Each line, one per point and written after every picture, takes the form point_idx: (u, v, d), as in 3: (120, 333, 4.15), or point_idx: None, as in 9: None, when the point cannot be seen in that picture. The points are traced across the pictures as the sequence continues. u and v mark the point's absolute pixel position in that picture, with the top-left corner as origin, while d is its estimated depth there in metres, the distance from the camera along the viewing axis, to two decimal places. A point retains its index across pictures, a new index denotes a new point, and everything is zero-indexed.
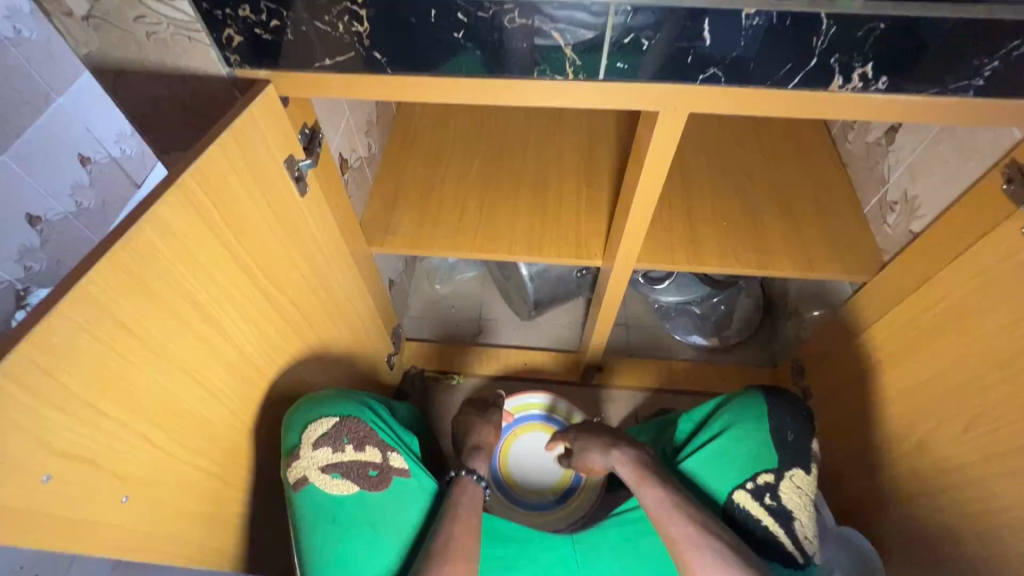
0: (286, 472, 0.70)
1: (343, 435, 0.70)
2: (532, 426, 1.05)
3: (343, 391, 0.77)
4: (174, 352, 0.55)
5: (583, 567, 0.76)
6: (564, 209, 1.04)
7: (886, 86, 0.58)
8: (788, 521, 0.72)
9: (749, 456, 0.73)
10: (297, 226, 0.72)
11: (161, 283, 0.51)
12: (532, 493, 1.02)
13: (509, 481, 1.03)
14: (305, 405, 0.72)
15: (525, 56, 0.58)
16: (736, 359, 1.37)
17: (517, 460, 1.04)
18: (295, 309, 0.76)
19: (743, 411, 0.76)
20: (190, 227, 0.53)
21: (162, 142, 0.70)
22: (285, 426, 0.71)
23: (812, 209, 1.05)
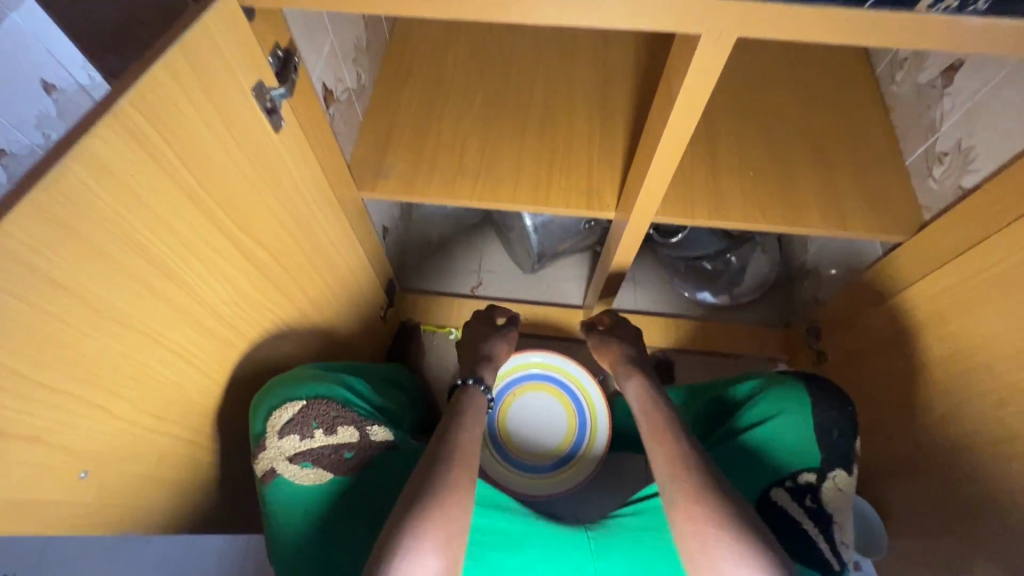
0: (254, 466, 0.66)
1: (310, 419, 0.65)
2: (533, 385, 1.00)
3: (311, 368, 0.72)
4: (127, 314, 0.48)
5: (598, 558, 0.67)
6: (575, 154, 0.93)
7: (987, 7, 0.47)
8: (829, 525, 0.70)
9: (787, 449, 0.73)
10: (272, 167, 0.63)
11: (105, 234, 0.43)
12: (531, 456, 0.97)
13: (507, 442, 0.98)
14: (268, 390, 0.68)
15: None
16: (747, 319, 1.31)
17: (516, 420, 0.99)
18: (274, 262, 0.68)
19: (780, 400, 0.77)
20: (135, 168, 0.44)
21: (108, 64, 0.59)
22: (251, 414, 0.67)
23: (849, 159, 0.95)
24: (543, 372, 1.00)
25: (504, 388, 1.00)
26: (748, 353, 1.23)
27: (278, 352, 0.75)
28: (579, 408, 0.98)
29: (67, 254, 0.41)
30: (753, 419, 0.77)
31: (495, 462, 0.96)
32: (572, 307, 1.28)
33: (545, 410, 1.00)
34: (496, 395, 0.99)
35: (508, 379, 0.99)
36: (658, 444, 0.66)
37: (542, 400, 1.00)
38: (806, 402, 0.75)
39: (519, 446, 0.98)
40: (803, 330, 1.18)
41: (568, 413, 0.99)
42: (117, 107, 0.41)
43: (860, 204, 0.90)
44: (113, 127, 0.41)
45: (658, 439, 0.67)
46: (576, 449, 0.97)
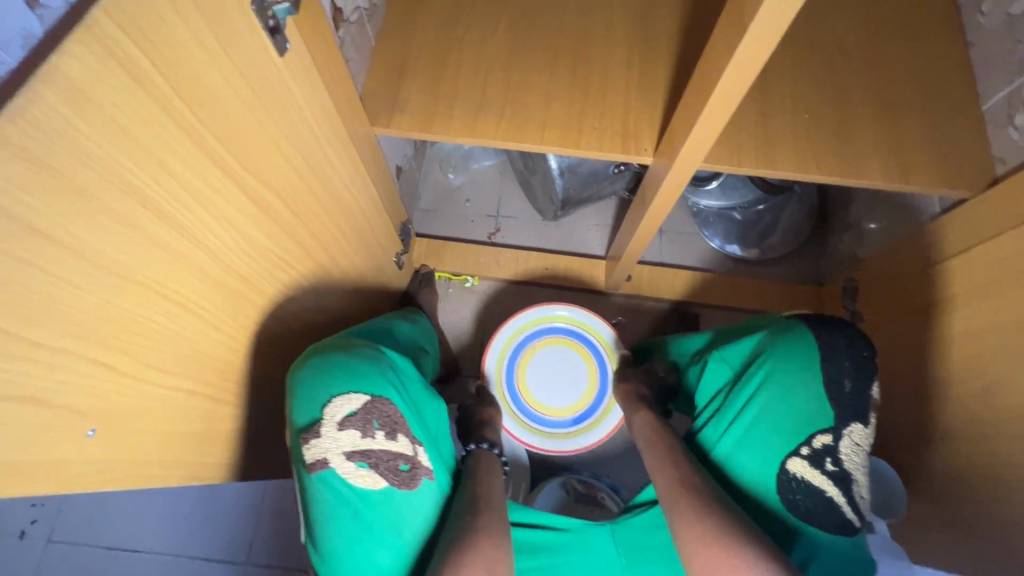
0: (303, 452, 0.61)
1: (374, 418, 0.62)
2: (555, 341, 0.97)
3: (364, 349, 0.69)
4: (124, 264, 0.43)
5: (630, 570, 0.73)
6: (611, 91, 0.84)
7: None
8: (848, 485, 0.66)
9: (799, 417, 0.67)
10: (276, 96, 0.56)
11: (88, 172, 0.38)
12: (552, 412, 0.95)
13: (527, 399, 0.96)
14: (319, 371, 0.64)
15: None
16: (779, 275, 1.24)
17: (535, 376, 0.96)
18: (282, 205, 0.62)
19: (784, 362, 0.69)
20: (118, 97, 0.38)
21: None
22: (295, 394, 0.63)
23: (920, 100, 0.84)
24: (567, 327, 0.97)
25: (522, 343, 0.97)
26: (776, 311, 1.18)
27: (293, 301, 0.71)
28: (602, 364, 0.96)
29: (50, 197, 0.36)
30: (753, 382, 0.71)
31: (513, 420, 0.95)
32: (594, 258, 1.22)
33: (566, 366, 0.97)
34: (514, 350, 0.96)
35: (525, 332, 0.97)
36: (660, 468, 0.71)
37: (562, 356, 0.97)
38: (812, 360, 0.68)
39: (540, 401, 0.95)
40: (837, 288, 1.12)
41: (590, 369, 0.96)
42: (89, 19, 0.34)
43: (926, 155, 0.81)
44: (89, 45, 0.35)
45: (662, 462, 0.71)
46: (597, 405, 0.95)
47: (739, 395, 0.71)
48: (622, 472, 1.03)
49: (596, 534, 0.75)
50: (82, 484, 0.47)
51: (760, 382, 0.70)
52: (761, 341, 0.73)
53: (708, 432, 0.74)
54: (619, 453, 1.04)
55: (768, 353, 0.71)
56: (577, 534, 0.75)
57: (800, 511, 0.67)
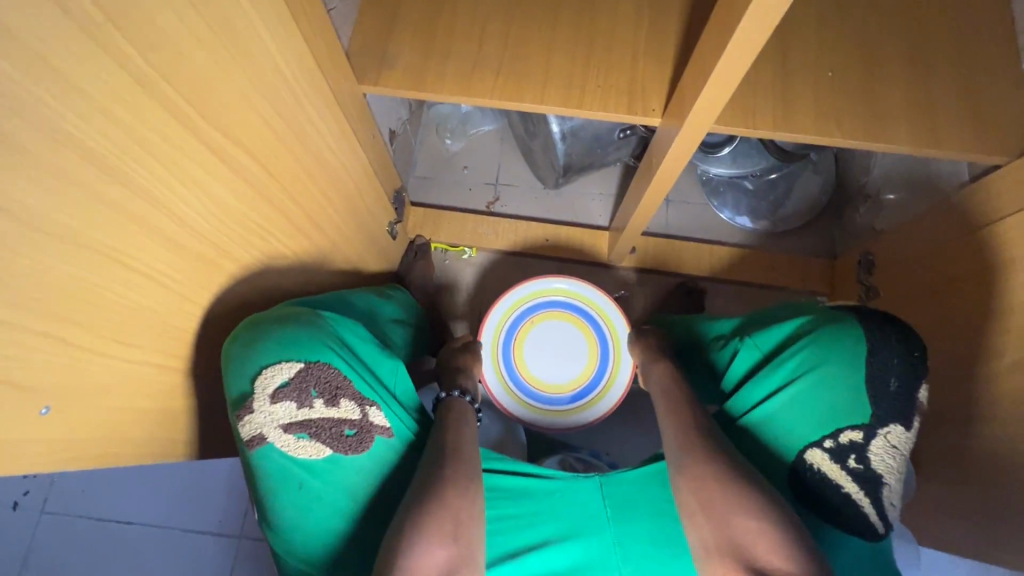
0: (240, 428, 0.62)
1: (309, 386, 0.62)
2: (555, 314, 0.93)
3: (308, 316, 0.66)
4: (69, 227, 0.39)
5: (618, 524, 0.70)
6: (617, 46, 0.77)
7: None
8: (874, 485, 0.65)
9: (833, 405, 0.65)
10: (245, 43, 0.50)
11: (12, 120, 0.33)
12: (550, 388, 0.92)
13: (525, 375, 0.92)
14: (252, 338, 0.62)
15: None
16: (790, 248, 1.19)
17: (534, 351, 0.93)
18: (258, 167, 0.57)
19: (826, 348, 0.67)
20: (45, 29, 0.33)
21: None
22: (228, 366, 0.62)
23: (956, 56, 0.76)
24: (567, 300, 0.93)
25: (522, 317, 0.93)
26: (787, 286, 1.13)
27: (272, 269, 0.67)
28: (603, 339, 0.92)
29: None
30: (789, 369, 0.68)
31: (510, 396, 0.92)
32: (597, 228, 1.17)
33: (566, 340, 0.93)
34: (512, 324, 0.93)
35: (524, 305, 0.93)
36: (665, 423, 0.72)
37: (562, 330, 0.93)
38: (858, 356, 0.66)
39: (538, 377, 0.92)
40: (852, 262, 1.07)
41: (591, 344, 0.92)
42: None
43: (959, 117, 0.74)
44: None
45: (665, 418, 0.72)
46: (597, 381, 0.92)
47: (770, 376, 0.69)
48: (621, 449, 1.00)
49: (585, 489, 0.72)
50: (38, 463, 0.44)
51: (797, 365, 0.68)
52: (802, 326, 0.71)
53: (733, 408, 0.72)
54: (617, 430, 1.01)
55: (811, 342, 0.68)
56: (563, 484, 0.73)
57: (815, 501, 0.67)
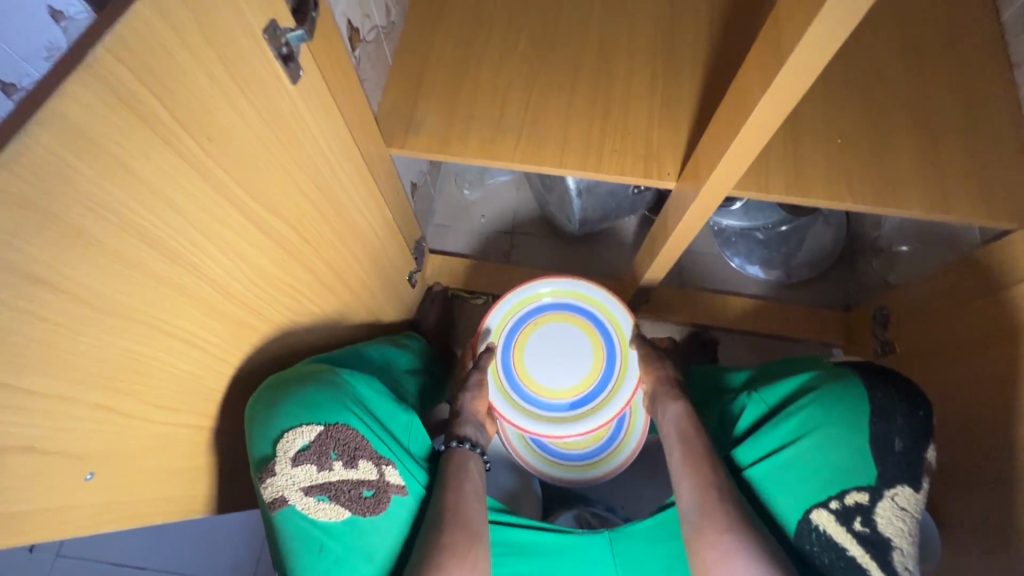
0: (262, 490, 0.64)
1: (329, 449, 0.63)
2: (558, 318, 0.91)
3: (327, 374, 0.68)
4: (127, 305, 0.41)
5: None
6: (632, 113, 0.81)
7: None
8: (884, 550, 0.63)
9: (835, 467, 0.65)
10: (291, 125, 0.54)
11: (87, 214, 0.36)
12: (552, 394, 0.90)
13: (526, 381, 0.90)
14: (273, 400, 0.64)
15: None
16: (804, 297, 1.20)
17: (534, 357, 0.91)
18: (294, 233, 0.60)
19: (826, 408, 0.68)
20: (120, 132, 0.36)
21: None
22: (251, 430, 0.63)
23: (963, 123, 0.79)
24: (571, 305, 0.90)
25: (520, 323, 0.90)
26: (802, 337, 1.14)
27: (298, 324, 0.69)
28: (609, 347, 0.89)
29: (46, 244, 0.34)
30: (792, 427, 0.69)
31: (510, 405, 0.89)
32: (611, 277, 1.19)
33: (569, 345, 0.90)
34: (512, 328, 0.90)
35: (524, 309, 0.90)
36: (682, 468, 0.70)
37: (564, 335, 0.90)
38: (861, 418, 0.66)
39: (541, 383, 0.90)
40: (867, 315, 1.08)
41: (594, 348, 0.90)
42: (91, 57, 0.32)
43: (968, 183, 0.76)
44: (91, 86, 0.33)
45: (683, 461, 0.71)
46: (601, 387, 0.90)
47: (771, 433, 0.71)
48: (637, 502, 0.99)
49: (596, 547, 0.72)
50: (77, 526, 0.45)
51: (798, 423, 0.69)
52: (806, 382, 0.73)
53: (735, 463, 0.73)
54: (633, 482, 1.01)
55: (813, 399, 0.69)
56: (578, 540, 0.73)
57: (819, 563, 0.65)
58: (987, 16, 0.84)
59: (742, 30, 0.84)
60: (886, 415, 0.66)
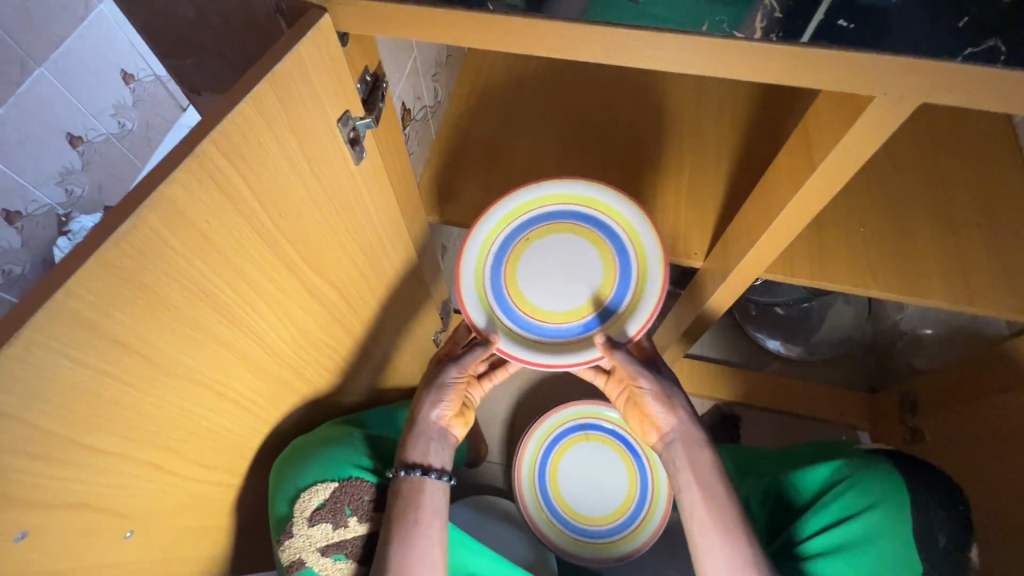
0: (279, 553, 0.64)
1: (344, 505, 0.66)
2: (548, 229, 0.70)
3: (337, 433, 0.71)
4: (192, 368, 0.44)
5: None
6: (659, 194, 0.85)
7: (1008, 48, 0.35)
8: None
9: (881, 556, 0.63)
10: (350, 201, 0.58)
11: (172, 286, 0.39)
12: (563, 314, 0.69)
13: (525, 308, 0.69)
14: (292, 461, 0.65)
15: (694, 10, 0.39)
16: (827, 377, 1.18)
17: (533, 275, 0.70)
18: (340, 298, 0.63)
19: (870, 489, 0.67)
20: (209, 210, 0.40)
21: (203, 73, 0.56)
22: (272, 490, 0.66)
23: (981, 217, 0.81)
24: (562, 208, 0.69)
25: (505, 246, 0.70)
26: (825, 418, 1.12)
27: (329, 383, 0.71)
28: (626, 260, 0.68)
29: (134, 312, 0.37)
30: (834, 514, 0.69)
31: (520, 342, 0.68)
32: None
33: (572, 257, 0.69)
34: (502, 243, 0.70)
35: (519, 221, 0.70)
36: (713, 536, 0.63)
37: (564, 248, 0.70)
38: (901, 506, 0.64)
39: (546, 306, 0.69)
40: (892, 400, 1.06)
41: (603, 247, 0.69)
42: (199, 149, 0.37)
43: (994, 276, 0.77)
44: (196, 175, 0.37)
45: (715, 529, 0.64)
46: (625, 291, 0.68)
47: (813, 521, 0.70)
48: None
49: None
50: None
51: (839, 509, 0.68)
52: (837, 468, 0.72)
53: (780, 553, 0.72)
54: None
55: (848, 484, 0.69)
56: None
57: None
58: (998, 117, 0.88)
59: (770, 123, 0.88)
60: (930, 506, 0.63)
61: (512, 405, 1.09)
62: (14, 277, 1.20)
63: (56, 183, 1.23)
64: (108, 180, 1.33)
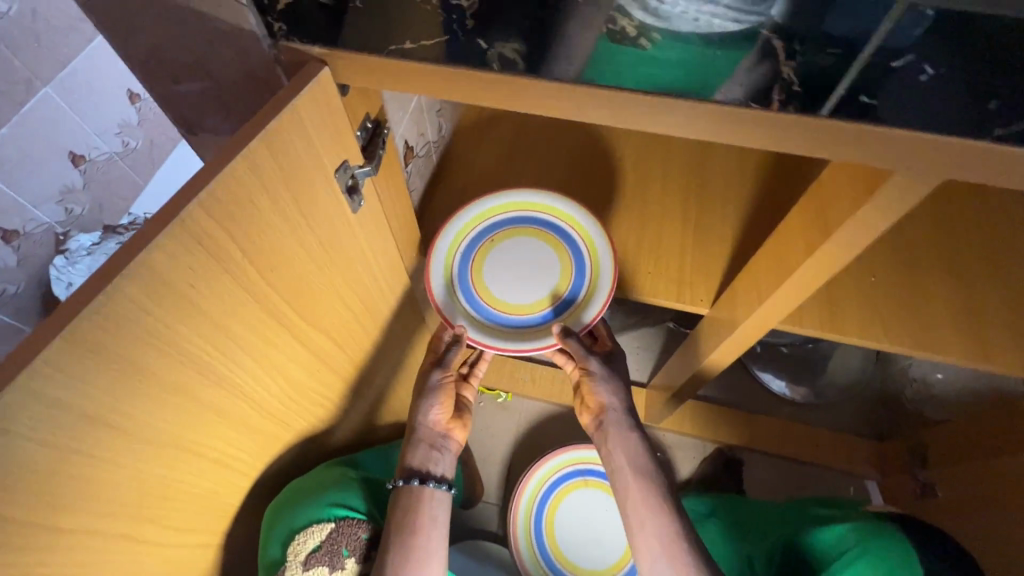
0: None
1: (340, 547, 0.63)
2: (493, 241, 0.72)
3: (334, 470, 0.69)
4: (171, 433, 0.41)
5: None
6: (664, 237, 0.82)
7: None
8: None
9: None
10: (347, 249, 0.56)
11: (150, 353, 0.37)
12: (537, 303, 0.71)
13: (483, 295, 0.71)
14: (287, 503, 0.63)
15: (706, 65, 0.37)
16: (836, 420, 1.14)
17: (497, 269, 0.71)
18: (334, 345, 0.61)
19: (882, 564, 0.62)
20: (195, 274, 0.38)
21: (201, 113, 0.55)
22: (264, 533, 0.63)
23: (999, 268, 0.78)
24: (504, 217, 0.72)
25: (464, 266, 0.71)
26: (831, 465, 1.08)
27: (319, 429, 0.68)
28: (582, 273, 0.70)
29: (108, 386, 0.35)
30: None
31: (511, 338, 0.69)
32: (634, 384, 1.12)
33: (523, 258, 0.71)
34: (476, 234, 0.72)
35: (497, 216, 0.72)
36: (643, 512, 0.66)
37: (532, 250, 0.72)
38: None
39: (521, 302, 0.71)
40: (901, 448, 1.04)
41: (547, 239, 0.72)
42: (185, 213, 0.35)
43: (1012, 332, 0.74)
44: (180, 238, 0.35)
45: (647, 505, 0.66)
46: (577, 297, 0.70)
47: None
48: None
49: None
50: None
51: None
52: (845, 533, 0.67)
53: None
54: None
55: (856, 553, 0.64)
56: None
57: None
58: None
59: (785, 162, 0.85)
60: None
61: (510, 444, 1.06)
62: (7, 296, 1.16)
63: (55, 203, 1.21)
64: (109, 199, 1.29)
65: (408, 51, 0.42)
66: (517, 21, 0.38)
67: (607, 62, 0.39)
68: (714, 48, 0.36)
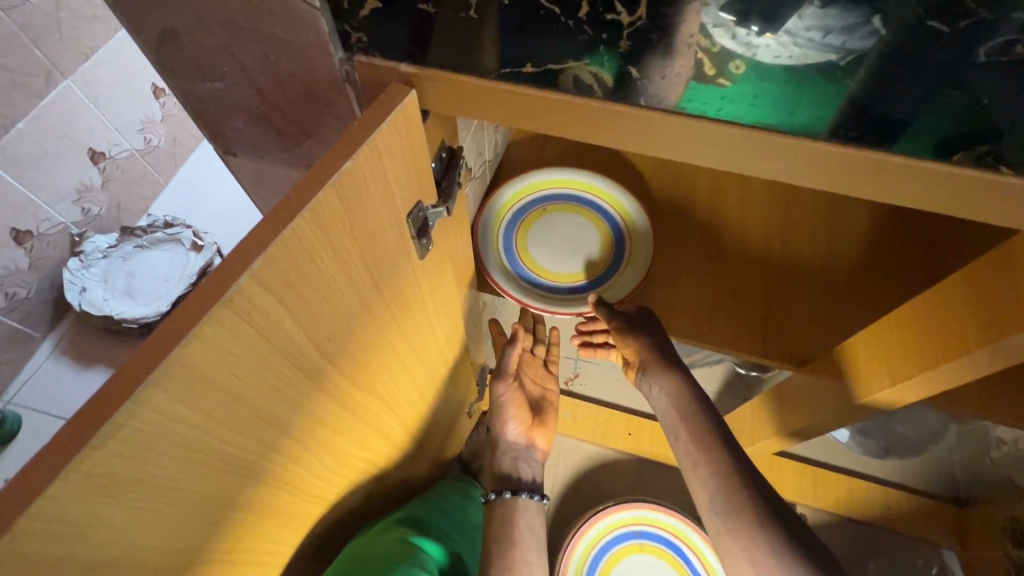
0: None
1: None
2: (528, 224, 0.66)
3: (399, 542, 0.60)
4: (200, 553, 0.33)
5: None
6: (748, 277, 0.69)
7: None
8: None
9: None
10: (408, 300, 0.46)
11: (180, 466, 0.28)
12: (589, 269, 0.64)
13: (521, 255, 0.64)
14: None
15: (824, 99, 0.31)
16: (906, 480, 1.03)
17: (541, 237, 0.65)
18: (383, 405, 0.52)
19: None
20: (242, 362, 0.29)
21: (245, 129, 0.46)
22: None
23: None
24: (562, 191, 0.67)
25: (510, 231, 0.65)
26: (906, 529, 0.98)
27: (358, 494, 0.59)
28: (621, 258, 0.64)
29: (123, 518, 0.26)
30: None
31: (536, 298, 0.62)
32: None
33: (559, 233, 0.66)
34: (531, 200, 0.67)
35: (556, 189, 0.67)
36: (691, 451, 0.53)
37: (580, 228, 0.66)
38: None
39: (573, 273, 0.64)
40: (988, 521, 0.92)
41: (579, 212, 0.67)
42: (234, 290, 0.26)
43: None
44: (226, 322, 0.26)
45: (692, 443, 0.53)
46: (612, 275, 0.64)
47: None
48: None
49: None
50: None
51: None
52: None
53: None
54: None
55: None
56: None
57: None
58: None
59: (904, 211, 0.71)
60: None
61: (551, 490, 0.97)
62: (17, 301, 1.07)
63: (72, 202, 1.12)
64: (128, 199, 1.22)
65: (523, 74, 0.34)
66: (630, 48, 0.31)
67: (706, 100, 0.33)
68: (801, 82, 0.31)
